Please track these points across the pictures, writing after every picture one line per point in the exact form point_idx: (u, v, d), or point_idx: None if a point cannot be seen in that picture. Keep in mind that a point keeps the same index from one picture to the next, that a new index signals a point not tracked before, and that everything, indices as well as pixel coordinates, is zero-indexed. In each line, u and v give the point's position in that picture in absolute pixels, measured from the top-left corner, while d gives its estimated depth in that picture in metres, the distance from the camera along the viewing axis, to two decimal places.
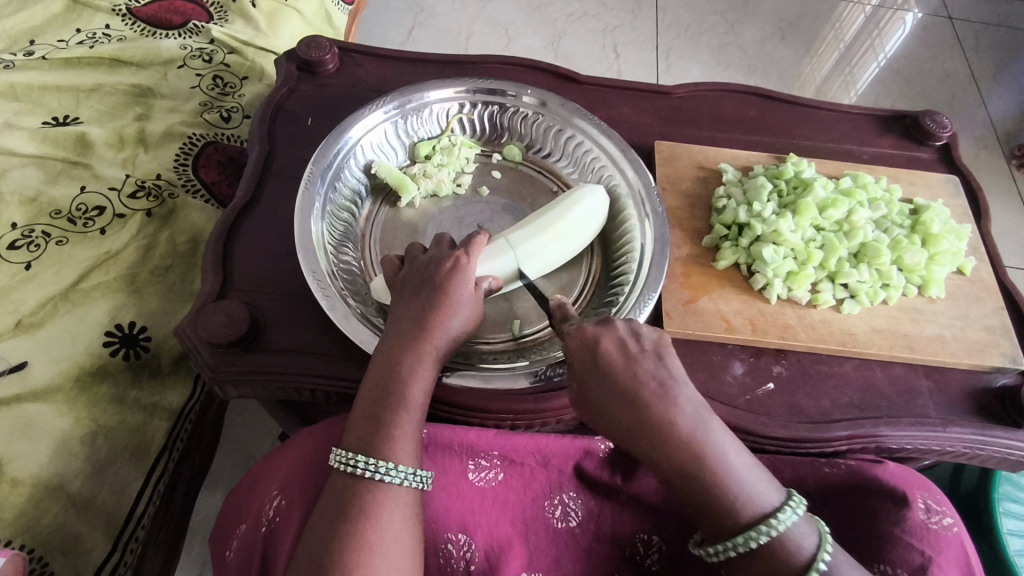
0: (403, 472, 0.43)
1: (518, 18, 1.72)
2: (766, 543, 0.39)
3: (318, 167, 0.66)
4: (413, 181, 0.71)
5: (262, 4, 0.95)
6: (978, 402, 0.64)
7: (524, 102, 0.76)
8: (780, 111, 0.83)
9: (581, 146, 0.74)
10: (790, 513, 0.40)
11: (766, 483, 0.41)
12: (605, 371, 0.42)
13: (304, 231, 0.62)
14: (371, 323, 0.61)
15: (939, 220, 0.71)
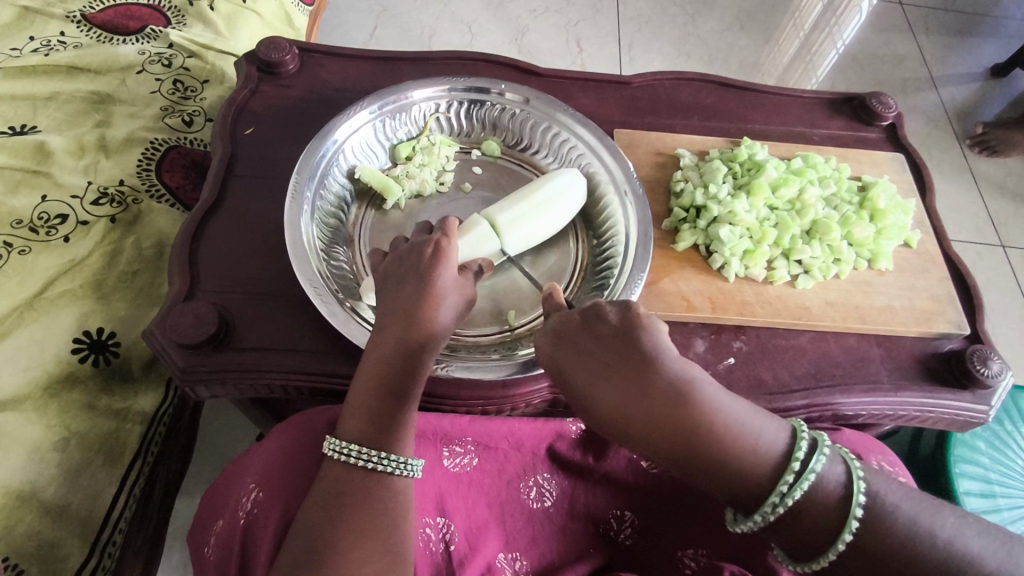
0: (395, 462, 0.45)
1: (481, 15, 1.73)
2: (795, 490, 0.39)
3: (305, 173, 0.63)
4: (396, 183, 0.69)
5: (220, 7, 0.95)
6: (926, 367, 0.67)
7: (505, 98, 0.74)
8: (734, 97, 0.85)
9: (566, 140, 0.73)
10: (817, 456, 0.40)
11: (766, 421, 0.42)
12: (581, 341, 0.44)
13: (295, 237, 0.59)
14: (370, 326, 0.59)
15: (886, 196, 0.73)
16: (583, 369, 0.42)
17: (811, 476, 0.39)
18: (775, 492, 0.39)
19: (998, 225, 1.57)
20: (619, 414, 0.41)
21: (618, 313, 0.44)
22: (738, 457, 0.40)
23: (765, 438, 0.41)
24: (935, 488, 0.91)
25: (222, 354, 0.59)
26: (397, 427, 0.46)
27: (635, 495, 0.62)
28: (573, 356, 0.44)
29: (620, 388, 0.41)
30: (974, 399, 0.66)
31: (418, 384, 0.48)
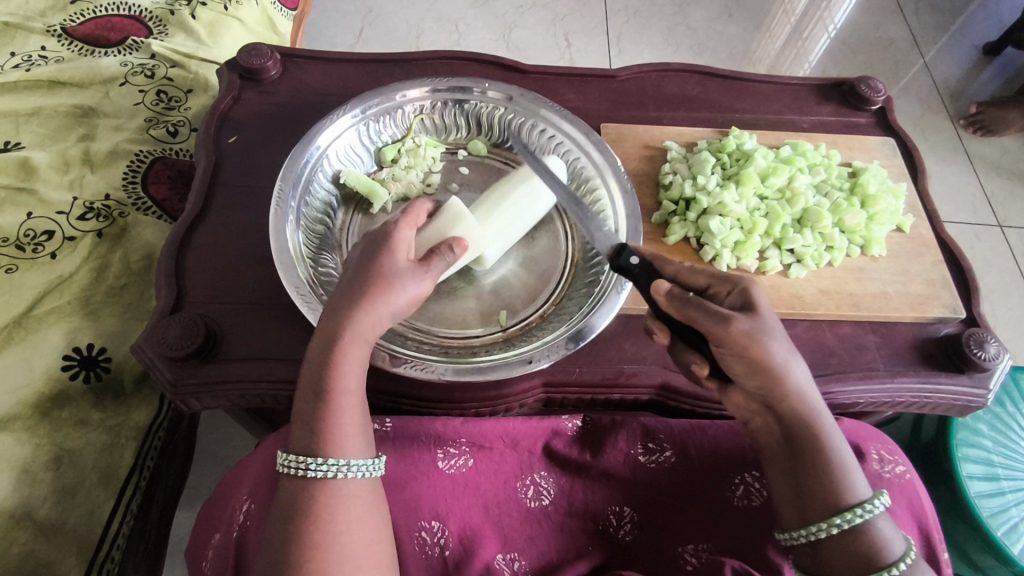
0: (333, 465, 0.44)
1: (467, 13, 1.72)
2: (854, 524, 0.45)
3: (287, 182, 0.63)
4: (382, 186, 0.69)
5: (202, 15, 0.94)
6: (923, 353, 0.67)
7: (491, 97, 0.73)
8: (722, 87, 0.85)
9: (552, 137, 0.72)
10: (874, 507, 0.46)
11: (858, 478, 0.47)
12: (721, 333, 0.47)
13: (280, 246, 0.59)
14: None
15: (876, 181, 0.73)
16: (776, 341, 0.47)
17: (871, 518, 0.45)
18: (849, 517, 0.45)
19: (995, 205, 1.56)
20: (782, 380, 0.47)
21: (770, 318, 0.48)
22: (839, 481, 0.47)
23: (858, 485, 0.47)
24: (938, 472, 0.91)
25: (211, 364, 0.59)
26: (328, 427, 0.44)
27: (634, 491, 0.62)
28: (763, 328, 0.47)
29: (777, 366, 0.47)
30: (972, 383, 0.65)
31: (351, 373, 0.46)
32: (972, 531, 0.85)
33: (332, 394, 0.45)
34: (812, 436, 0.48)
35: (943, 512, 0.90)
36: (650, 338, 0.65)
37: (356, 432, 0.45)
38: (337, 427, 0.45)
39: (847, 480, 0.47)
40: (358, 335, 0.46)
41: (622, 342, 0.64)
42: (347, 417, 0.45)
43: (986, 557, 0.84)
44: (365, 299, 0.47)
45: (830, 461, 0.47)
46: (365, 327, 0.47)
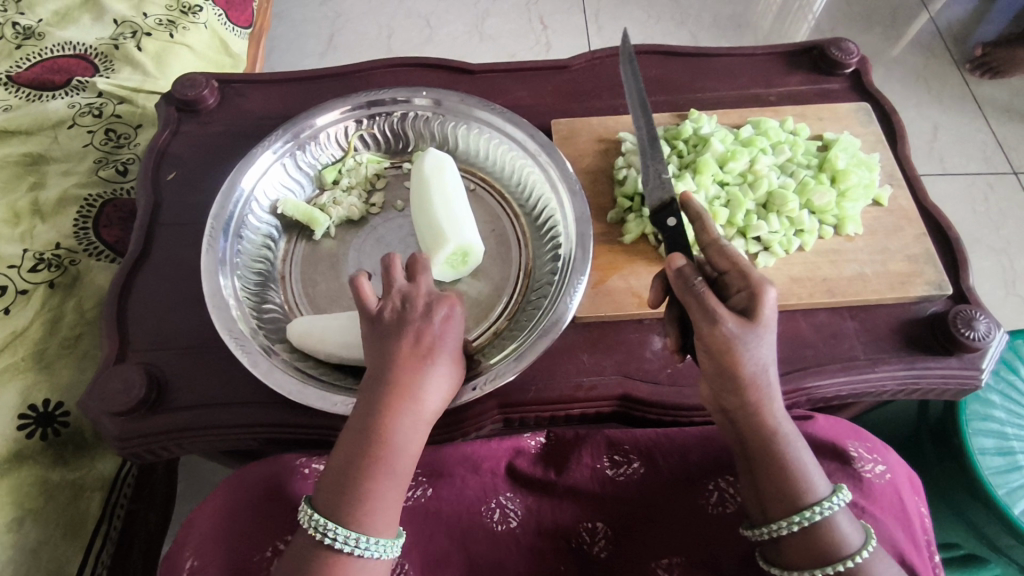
0: (380, 546, 0.44)
1: (438, 6, 1.68)
2: (818, 519, 0.45)
3: (218, 222, 0.60)
4: (322, 212, 0.66)
5: (147, 46, 0.92)
6: (907, 336, 0.62)
7: (421, 105, 0.70)
8: (681, 66, 0.80)
9: (490, 138, 0.70)
10: (836, 501, 0.46)
11: (818, 473, 0.47)
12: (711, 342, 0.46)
13: (213, 290, 0.57)
14: (300, 370, 0.57)
15: (847, 154, 0.68)
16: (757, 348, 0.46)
17: (831, 514, 0.45)
18: (804, 514, 0.45)
19: (1008, 152, 1.47)
20: (754, 383, 0.47)
21: (769, 326, 0.46)
22: (797, 481, 0.46)
23: (817, 483, 0.46)
24: (946, 449, 0.86)
25: (154, 415, 0.57)
26: (374, 509, 0.45)
27: (604, 505, 0.59)
28: (751, 338, 0.46)
29: (750, 376, 0.47)
30: (961, 364, 0.61)
31: (401, 458, 0.46)
32: (986, 510, 0.80)
33: (379, 477, 0.45)
34: (766, 439, 0.47)
35: (954, 490, 0.85)
36: (609, 348, 0.62)
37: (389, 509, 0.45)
38: (377, 511, 0.45)
39: (805, 480, 0.46)
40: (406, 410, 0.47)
41: (578, 354, 0.62)
42: (391, 498, 0.46)
43: (1002, 536, 0.80)
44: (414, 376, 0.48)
45: (788, 462, 0.47)
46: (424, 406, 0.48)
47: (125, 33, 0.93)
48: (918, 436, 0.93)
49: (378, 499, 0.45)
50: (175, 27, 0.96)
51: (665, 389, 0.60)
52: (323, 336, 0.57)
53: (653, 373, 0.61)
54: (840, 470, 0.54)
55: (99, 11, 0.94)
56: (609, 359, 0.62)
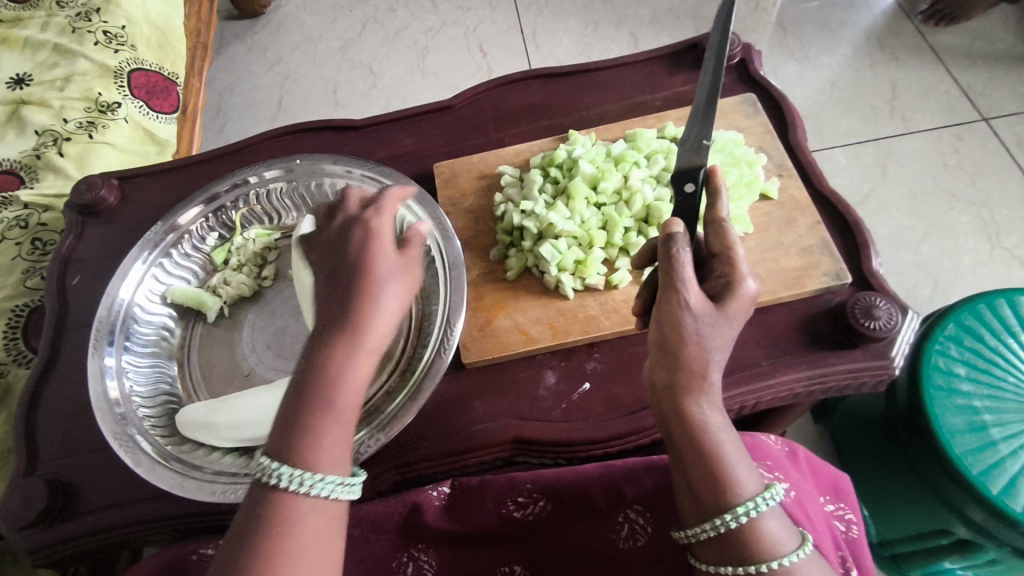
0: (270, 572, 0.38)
1: (379, 52, 1.70)
2: (743, 523, 0.42)
3: (102, 326, 0.62)
4: (213, 294, 0.67)
5: (69, 151, 0.97)
6: (810, 333, 0.59)
7: (276, 176, 0.71)
8: (563, 87, 0.79)
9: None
10: (764, 501, 0.42)
11: (749, 472, 0.44)
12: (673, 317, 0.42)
13: (99, 392, 0.58)
14: (188, 460, 0.57)
15: (727, 154, 0.65)
16: (712, 331, 0.42)
17: (758, 515, 0.42)
18: (737, 514, 0.42)
19: (975, 98, 1.38)
20: (694, 360, 0.42)
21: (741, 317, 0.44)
22: (725, 478, 0.43)
23: (749, 480, 0.43)
24: (917, 432, 0.81)
25: (59, 524, 0.57)
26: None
27: (513, 546, 0.57)
28: (714, 323, 0.43)
29: (697, 361, 0.42)
30: (869, 356, 0.57)
31: (341, 420, 0.42)
32: (963, 492, 0.76)
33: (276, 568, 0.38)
34: (693, 427, 0.43)
35: (931, 474, 0.80)
36: (501, 390, 0.60)
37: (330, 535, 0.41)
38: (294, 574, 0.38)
39: (734, 477, 0.43)
40: (301, 456, 0.41)
41: (472, 402, 0.60)
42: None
43: (987, 519, 0.74)
44: (365, 308, 0.43)
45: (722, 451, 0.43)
46: (366, 344, 0.43)
47: (48, 142, 0.98)
48: (891, 422, 0.88)
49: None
50: (95, 127, 1.00)
51: (558, 426, 0.58)
52: (205, 422, 0.58)
53: (547, 410, 0.59)
54: None
55: (22, 125, 0.99)
56: (501, 402, 0.60)
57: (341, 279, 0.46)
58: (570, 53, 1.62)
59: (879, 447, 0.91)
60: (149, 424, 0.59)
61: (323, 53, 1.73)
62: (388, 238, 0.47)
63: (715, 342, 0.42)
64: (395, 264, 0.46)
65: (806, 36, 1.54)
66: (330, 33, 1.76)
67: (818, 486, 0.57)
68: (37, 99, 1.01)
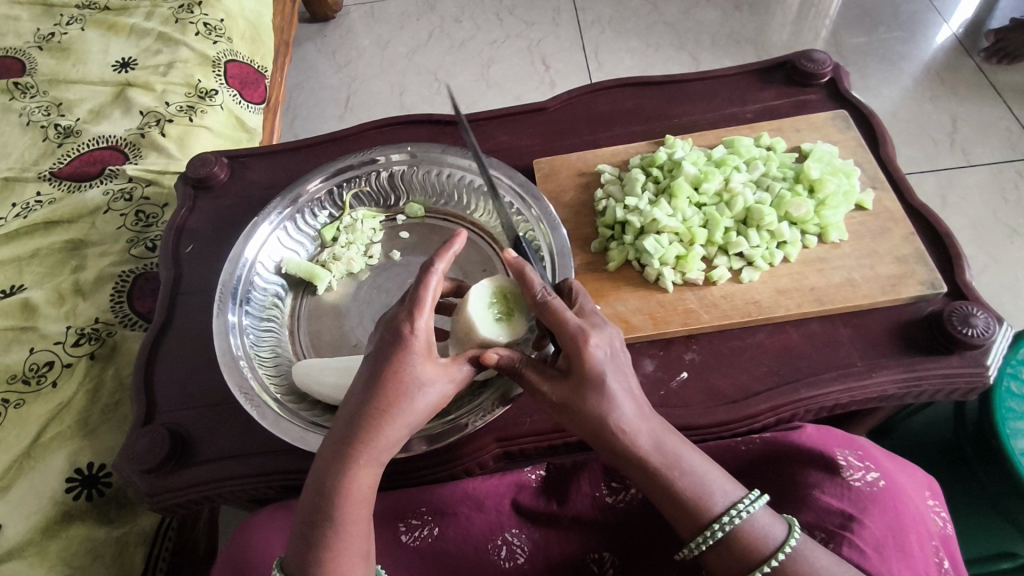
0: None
1: (444, 60, 1.76)
2: (726, 531, 0.45)
3: (226, 288, 0.65)
4: (323, 268, 0.71)
5: (170, 132, 1.02)
6: (905, 338, 0.61)
7: (399, 160, 0.75)
8: (657, 94, 0.82)
9: (467, 180, 0.74)
10: (744, 505, 0.46)
11: (723, 481, 0.47)
12: (563, 400, 0.46)
13: (224, 349, 0.62)
14: (306, 419, 0.60)
15: (823, 164, 0.69)
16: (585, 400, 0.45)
17: (739, 521, 0.45)
18: (720, 526, 0.45)
19: None
20: (600, 428, 0.46)
21: (609, 369, 0.46)
22: (692, 500, 0.46)
23: (721, 491, 0.47)
24: (986, 453, 0.81)
25: (180, 470, 0.61)
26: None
27: (607, 535, 0.60)
28: (588, 390, 0.45)
29: (596, 421, 0.46)
30: (964, 363, 0.59)
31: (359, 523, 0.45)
32: None
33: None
34: (650, 470, 0.47)
35: (1001, 494, 0.79)
36: None
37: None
38: None
39: (704, 494, 0.46)
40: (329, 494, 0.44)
41: None
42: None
43: None
44: (395, 417, 0.45)
45: (678, 487, 0.47)
46: (377, 452, 0.45)
47: (151, 122, 1.03)
48: (959, 442, 0.87)
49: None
50: (195, 111, 1.06)
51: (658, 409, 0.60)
52: (319, 381, 0.61)
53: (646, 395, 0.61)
54: (821, 475, 0.53)
55: (128, 106, 1.05)
56: None
57: (361, 390, 0.45)
58: (631, 71, 1.66)
59: (943, 467, 0.91)
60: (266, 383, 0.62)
61: (391, 59, 1.79)
62: (423, 349, 0.46)
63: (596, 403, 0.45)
64: (426, 378, 0.46)
65: (867, 67, 1.57)
66: (397, 40, 1.83)
67: (918, 486, 0.57)
68: (142, 82, 1.07)
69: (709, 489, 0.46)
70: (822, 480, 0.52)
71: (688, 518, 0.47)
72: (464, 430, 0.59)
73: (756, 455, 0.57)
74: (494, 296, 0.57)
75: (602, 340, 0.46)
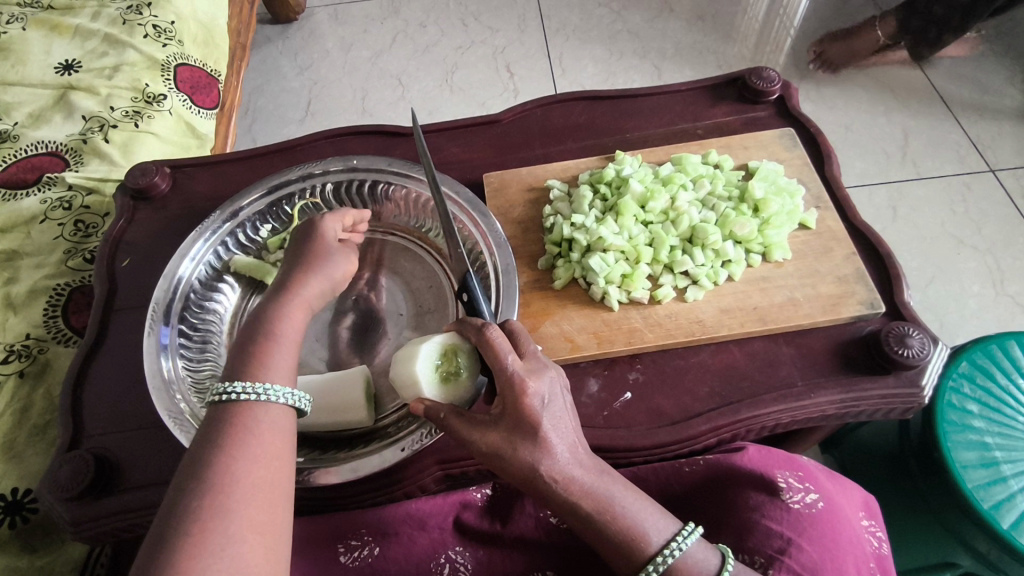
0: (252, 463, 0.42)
1: (408, 65, 1.75)
2: (665, 567, 0.44)
3: (159, 308, 0.63)
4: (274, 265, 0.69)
5: (114, 137, 0.99)
6: (845, 357, 0.62)
7: (343, 173, 0.74)
8: (609, 109, 0.82)
9: (412, 194, 0.73)
10: (683, 539, 0.45)
11: (659, 517, 0.47)
12: (496, 452, 0.45)
13: (154, 369, 0.59)
14: None
15: (768, 183, 0.70)
16: (521, 446, 0.45)
17: (678, 556, 0.45)
18: (654, 567, 0.44)
19: (983, 150, 1.43)
20: (532, 476, 0.45)
21: (541, 420, 0.45)
22: (628, 542, 0.45)
23: (655, 530, 0.46)
24: (929, 465, 0.82)
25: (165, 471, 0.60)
26: (252, 495, 0.41)
27: (549, 554, 0.59)
28: (520, 440, 0.45)
29: (526, 466, 0.45)
30: (901, 383, 0.59)
31: (282, 347, 0.50)
32: (974, 526, 0.77)
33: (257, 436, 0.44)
34: (582, 514, 0.46)
35: (943, 508, 0.80)
36: None
37: (285, 424, 0.46)
38: (233, 517, 0.39)
39: (638, 534, 0.45)
40: (264, 440, 0.44)
41: None
42: (263, 493, 0.41)
43: (996, 553, 0.76)
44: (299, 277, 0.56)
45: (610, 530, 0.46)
46: (302, 297, 0.54)
47: (94, 128, 0.99)
48: (903, 454, 0.88)
49: (240, 497, 0.40)
50: (141, 116, 1.02)
51: (601, 432, 0.59)
52: None
53: (589, 417, 0.60)
54: (763, 497, 0.52)
55: (69, 110, 1.01)
56: None
57: (286, 260, 0.59)
58: (595, 78, 1.66)
59: (889, 479, 0.92)
60: (199, 403, 0.60)
61: (353, 62, 1.76)
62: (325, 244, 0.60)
63: (529, 453, 0.44)
64: (323, 255, 0.59)
65: (825, 79, 1.59)
66: (361, 43, 1.80)
67: (855, 504, 0.58)
68: (85, 85, 1.04)
69: (645, 527, 0.46)
70: (763, 502, 0.52)
71: (624, 561, 0.46)
72: (396, 450, 0.57)
73: (699, 477, 0.57)
74: (442, 353, 0.53)
75: (539, 388, 0.45)
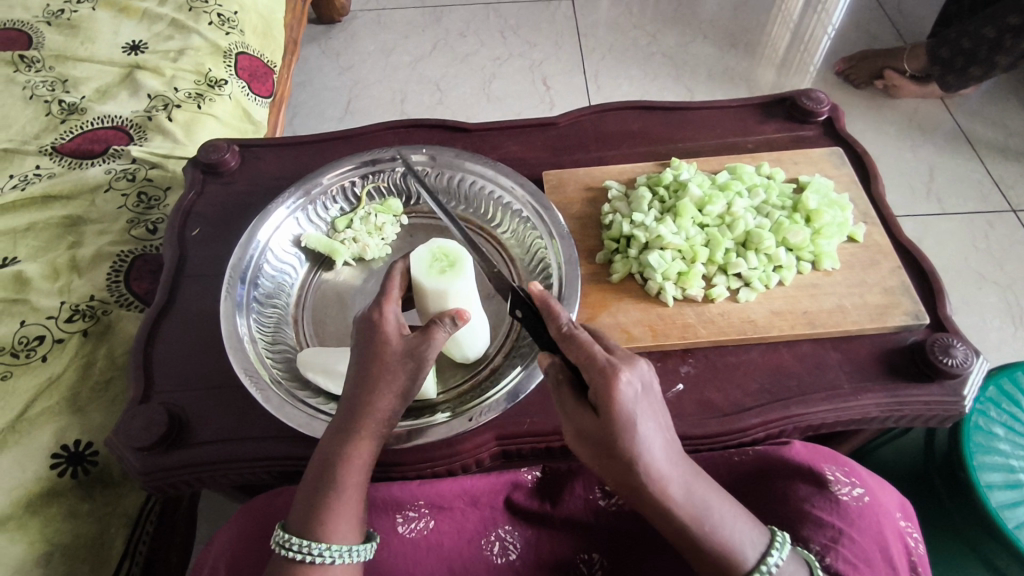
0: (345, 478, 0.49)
1: (447, 71, 1.79)
2: None
3: (236, 271, 0.66)
4: (343, 244, 0.73)
5: (177, 116, 1.02)
6: (889, 364, 0.64)
7: (421, 160, 0.77)
8: (662, 119, 0.85)
9: (484, 187, 0.76)
10: (776, 557, 0.47)
11: (750, 530, 0.48)
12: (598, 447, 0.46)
13: (230, 329, 0.62)
14: (309, 403, 0.61)
15: (819, 196, 0.73)
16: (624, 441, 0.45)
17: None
18: None
19: (1005, 189, 1.47)
20: (634, 479, 0.46)
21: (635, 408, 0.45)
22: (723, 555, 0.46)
23: (749, 544, 0.47)
24: (954, 483, 0.84)
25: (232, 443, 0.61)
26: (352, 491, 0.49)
27: (597, 539, 0.61)
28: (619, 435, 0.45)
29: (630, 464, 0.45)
30: (944, 390, 0.62)
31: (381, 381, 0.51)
32: (997, 544, 0.79)
33: (374, 401, 0.51)
34: (677, 523, 0.47)
35: (967, 526, 0.82)
36: None
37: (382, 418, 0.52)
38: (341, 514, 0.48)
39: (733, 547, 0.47)
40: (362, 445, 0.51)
41: None
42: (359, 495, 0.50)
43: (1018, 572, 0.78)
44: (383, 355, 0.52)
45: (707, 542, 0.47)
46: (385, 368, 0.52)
47: (158, 106, 1.03)
48: (927, 471, 0.90)
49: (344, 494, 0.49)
50: (203, 98, 1.06)
51: None
52: (322, 365, 0.62)
53: None
54: (812, 488, 0.54)
55: (135, 87, 1.05)
56: None
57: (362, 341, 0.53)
58: (629, 95, 1.71)
59: (911, 496, 0.94)
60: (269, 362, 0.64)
61: (394, 66, 1.81)
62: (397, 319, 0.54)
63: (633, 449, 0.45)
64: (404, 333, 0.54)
65: (852, 111, 1.64)
66: (402, 48, 1.86)
67: (892, 504, 0.60)
68: (151, 66, 1.07)
69: (737, 537, 0.47)
70: (812, 493, 0.54)
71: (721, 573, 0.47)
72: (463, 424, 0.62)
73: (746, 467, 0.60)
74: (433, 252, 0.62)
75: (633, 379, 0.46)
